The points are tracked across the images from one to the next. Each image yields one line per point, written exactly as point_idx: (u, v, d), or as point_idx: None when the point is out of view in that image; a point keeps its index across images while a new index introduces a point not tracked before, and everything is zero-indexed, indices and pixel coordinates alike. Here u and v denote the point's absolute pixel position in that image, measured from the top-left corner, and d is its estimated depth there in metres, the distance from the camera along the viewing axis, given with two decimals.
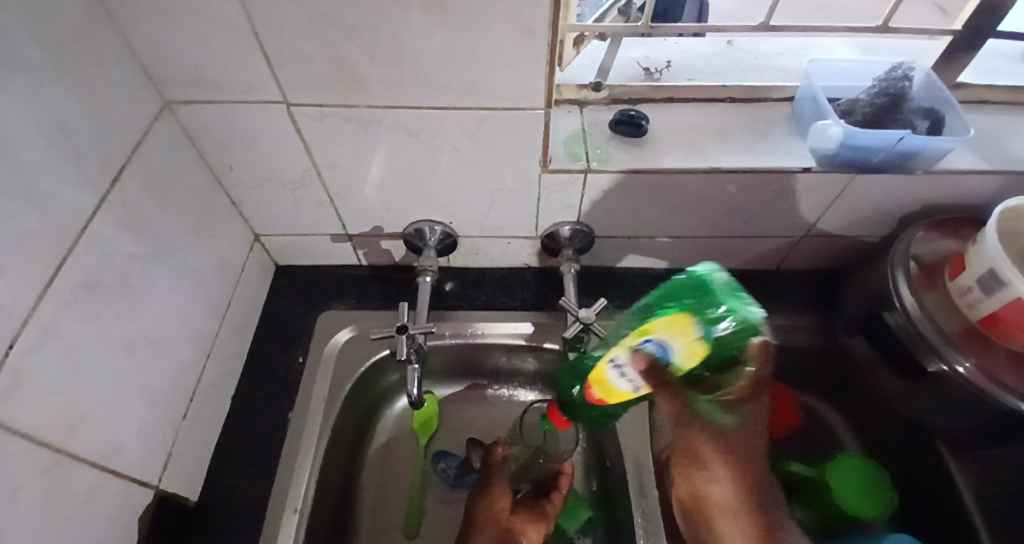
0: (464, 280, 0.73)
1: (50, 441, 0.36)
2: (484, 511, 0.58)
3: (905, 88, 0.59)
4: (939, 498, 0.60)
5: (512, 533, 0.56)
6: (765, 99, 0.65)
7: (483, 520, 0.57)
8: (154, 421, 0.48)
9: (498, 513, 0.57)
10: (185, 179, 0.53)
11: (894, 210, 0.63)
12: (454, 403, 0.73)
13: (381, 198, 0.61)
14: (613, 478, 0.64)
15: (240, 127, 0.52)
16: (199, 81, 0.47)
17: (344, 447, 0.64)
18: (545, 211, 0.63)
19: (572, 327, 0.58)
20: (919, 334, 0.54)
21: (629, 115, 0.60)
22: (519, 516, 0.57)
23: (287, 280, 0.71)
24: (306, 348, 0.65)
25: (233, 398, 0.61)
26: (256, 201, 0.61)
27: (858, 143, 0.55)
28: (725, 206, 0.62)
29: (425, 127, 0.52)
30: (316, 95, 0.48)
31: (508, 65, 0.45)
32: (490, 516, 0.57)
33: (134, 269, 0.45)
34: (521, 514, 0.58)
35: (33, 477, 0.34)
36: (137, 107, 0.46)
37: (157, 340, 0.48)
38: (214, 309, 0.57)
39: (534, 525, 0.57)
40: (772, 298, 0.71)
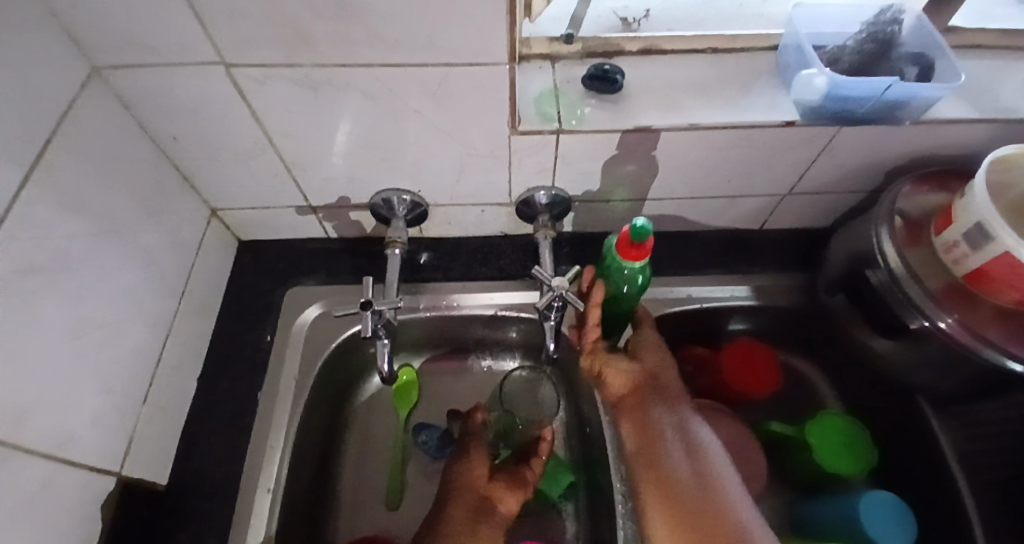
0: (437, 251, 0.70)
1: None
2: (461, 477, 0.57)
3: (894, 32, 0.56)
4: (919, 452, 0.60)
5: (491, 500, 0.55)
6: (747, 49, 0.61)
7: (461, 489, 0.55)
8: (110, 409, 0.46)
9: (475, 481, 0.56)
10: (125, 152, 0.49)
11: (880, 165, 0.60)
12: (433, 375, 0.72)
13: (343, 167, 0.58)
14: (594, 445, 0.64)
15: (180, 93, 0.48)
16: (127, 43, 0.43)
17: (320, 424, 0.63)
18: (517, 176, 0.60)
19: (545, 296, 0.56)
20: (902, 292, 0.53)
21: (603, 69, 0.55)
22: (497, 482, 0.56)
23: (253, 256, 0.69)
24: (274, 326, 0.63)
25: (200, 379, 0.59)
26: (210, 174, 0.58)
27: (844, 93, 0.52)
28: (705, 165, 0.59)
29: (381, 89, 0.48)
30: (259, 56, 0.44)
31: (465, 16, 0.41)
32: (467, 484, 0.56)
33: (75, 251, 0.42)
34: (499, 481, 0.56)
35: None
36: (60, 74, 0.41)
37: (106, 325, 0.46)
38: (171, 289, 0.55)
39: (513, 491, 0.55)
40: (753, 259, 0.70)
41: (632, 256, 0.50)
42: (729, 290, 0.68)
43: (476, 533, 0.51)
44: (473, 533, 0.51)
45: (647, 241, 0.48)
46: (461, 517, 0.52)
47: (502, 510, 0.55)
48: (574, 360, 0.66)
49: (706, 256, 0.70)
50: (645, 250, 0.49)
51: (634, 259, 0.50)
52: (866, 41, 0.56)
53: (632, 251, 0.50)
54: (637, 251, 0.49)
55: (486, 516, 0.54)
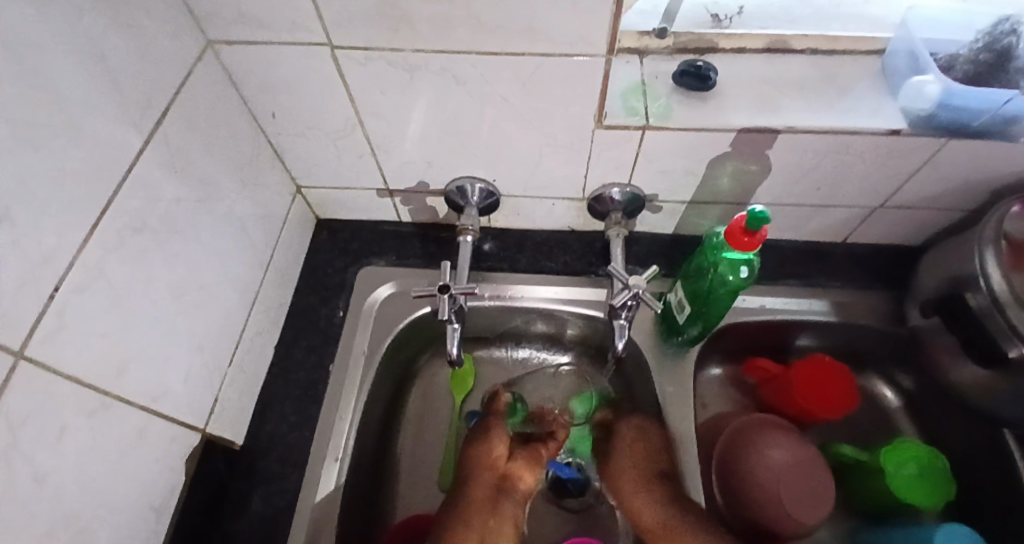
0: (505, 241, 0.71)
1: (96, 385, 0.36)
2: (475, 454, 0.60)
3: (1012, 43, 0.52)
4: (1002, 490, 0.55)
5: (509, 479, 0.58)
6: (849, 53, 0.58)
7: (478, 466, 0.58)
8: (200, 368, 0.48)
9: (494, 461, 0.59)
10: (228, 124, 0.51)
11: (989, 182, 0.56)
12: (493, 365, 0.72)
13: (425, 151, 0.58)
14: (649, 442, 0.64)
15: (283, 70, 0.50)
16: (243, 19, 0.45)
17: (383, 402, 0.64)
18: (595, 170, 0.59)
19: (621, 295, 0.55)
20: (1003, 316, 0.48)
21: (697, 66, 0.54)
22: (512, 462, 0.59)
23: (329, 233, 0.71)
24: (346, 302, 0.65)
25: (276, 347, 0.61)
26: (298, 151, 0.60)
27: (959, 103, 0.51)
28: (797, 170, 0.56)
29: (474, 74, 0.48)
30: (361, 36, 0.45)
31: (571, 3, 0.41)
32: (485, 462, 0.58)
33: (179, 214, 0.44)
34: (515, 461, 0.59)
35: (78, 421, 0.34)
36: (181, 46, 0.44)
37: (201, 287, 0.48)
38: (258, 259, 0.57)
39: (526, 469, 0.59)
40: (834, 274, 0.67)
41: (742, 245, 0.45)
42: (806, 303, 0.65)
43: (492, 511, 0.55)
44: (492, 510, 0.55)
45: (762, 230, 0.44)
46: (479, 496, 0.55)
47: (519, 487, 0.58)
48: (637, 362, 0.65)
49: (782, 266, 0.68)
50: (757, 240, 0.45)
51: (743, 249, 0.45)
52: (981, 50, 0.53)
53: (743, 240, 0.45)
54: (748, 240, 0.45)
55: (505, 494, 0.57)
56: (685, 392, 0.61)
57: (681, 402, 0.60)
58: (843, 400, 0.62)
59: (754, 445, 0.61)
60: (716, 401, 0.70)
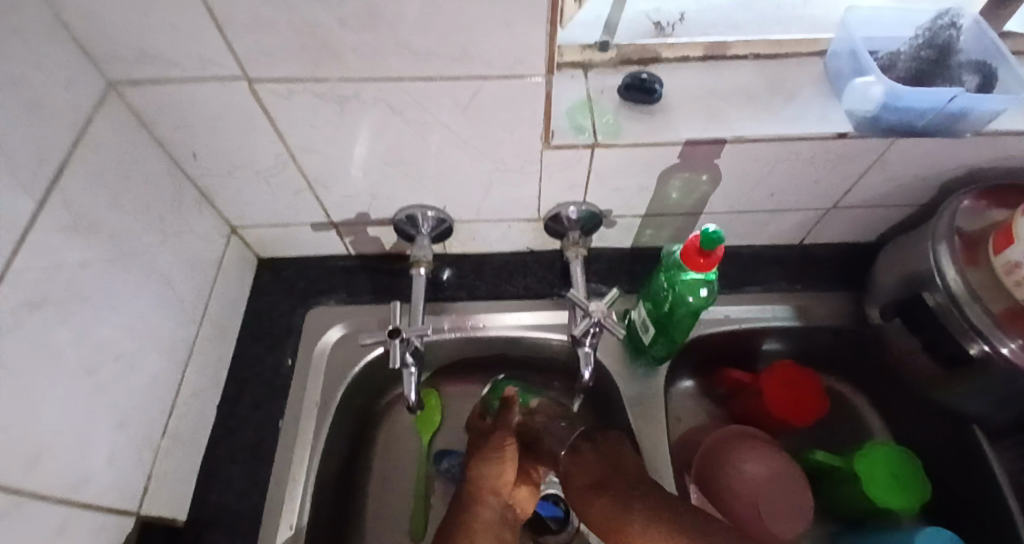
0: (462, 268, 0.68)
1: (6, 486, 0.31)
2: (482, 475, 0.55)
3: (952, 38, 0.52)
4: (974, 483, 0.56)
5: (513, 505, 0.56)
6: (791, 55, 0.58)
7: (484, 489, 0.55)
8: (126, 444, 0.44)
9: (500, 483, 0.55)
10: (142, 171, 0.47)
11: (933, 178, 0.57)
12: (458, 398, 0.69)
13: (366, 182, 0.55)
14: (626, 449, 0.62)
15: (200, 109, 0.46)
16: (146, 57, 0.41)
17: (342, 451, 0.60)
18: (547, 192, 0.57)
19: (582, 322, 0.54)
20: (961, 314, 0.49)
21: (640, 78, 0.53)
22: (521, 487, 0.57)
23: (272, 273, 0.66)
24: (294, 348, 0.61)
25: (219, 405, 0.57)
26: (228, 191, 0.56)
27: (903, 105, 0.49)
28: (748, 179, 0.56)
29: (409, 103, 0.45)
30: (283, 69, 0.42)
31: (504, 27, 0.38)
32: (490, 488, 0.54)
33: (89, 278, 0.40)
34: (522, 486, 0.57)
35: None
36: (76, 92, 0.39)
37: (121, 355, 0.43)
38: (189, 314, 0.53)
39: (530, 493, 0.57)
40: (793, 277, 0.67)
41: (699, 266, 0.44)
42: (768, 310, 0.65)
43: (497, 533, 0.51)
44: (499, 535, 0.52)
45: (718, 250, 0.43)
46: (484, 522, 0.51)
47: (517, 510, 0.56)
48: (606, 385, 0.63)
49: (743, 272, 0.67)
50: (713, 260, 0.44)
51: (700, 270, 0.45)
52: (924, 46, 0.52)
53: (700, 261, 0.44)
54: (705, 261, 0.44)
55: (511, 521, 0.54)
56: (657, 414, 0.59)
57: (653, 425, 0.58)
58: (811, 403, 0.62)
59: (728, 456, 0.60)
60: (689, 414, 0.69)
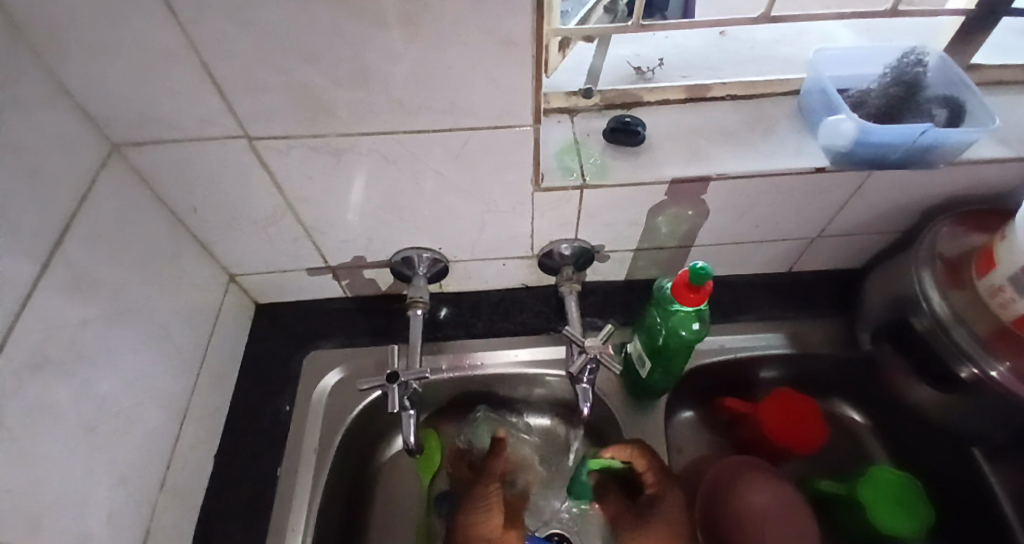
0: (459, 305, 0.69)
1: None
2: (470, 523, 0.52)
3: (920, 74, 0.55)
4: (977, 505, 0.56)
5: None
6: (767, 95, 0.61)
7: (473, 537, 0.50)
8: (125, 499, 0.43)
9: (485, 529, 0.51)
10: (143, 226, 0.48)
11: (912, 205, 0.59)
12: (458, 438, 0.68)
13: (363, 227, 0.56)
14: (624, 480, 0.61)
15: (199, 165, 0.48)
16: (149, 119, 0.42)
17: (341, 498, 0.59)
18: (539, 230, 0.59)
19: (578, 359, 0.55)
20: (949, 338, 0.50)
21: (624, 122, 0.55)
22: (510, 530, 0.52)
23: (269, 319, 0.67)
24: (292, 395, 0.61)
25: (216, 456, 0.56)
26: (227, 241, 0.57)
27: (875, 139, 0.51)
28: (733, 213, 0.58)
29: (403, 152, 0.47)
30: (280, 126, 0.44)
31: (491, 81, 0.41)
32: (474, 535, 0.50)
33: (88, 337, 0.40)
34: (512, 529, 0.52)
35: None
36: (79, 155, 0.41)
37: (120, 410, 0.43)
38: (187, 364, 0.53)
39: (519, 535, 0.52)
40: (784, 305, 0.68)
41: (690, 300, 0.45)
42: (762, 339, 0.65)
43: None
44: None
45: (707, 284, 0.44)
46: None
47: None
48: (607, 419, 0.63)
49: (736, 301, 0.68)
50: (703, 294, 0.45)
51: (690, 304, 0.46)
52: (891, 84, 0.55)
53: (690, 295, 0.45)
54: (695, 295, 0.45)
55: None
56: (658, 448, 0.59)
57: (656, 460, 0.58)
58: (796, 428, 0.62)
59: (728, 492, 0.59)
60: (691, 445, 0.68)
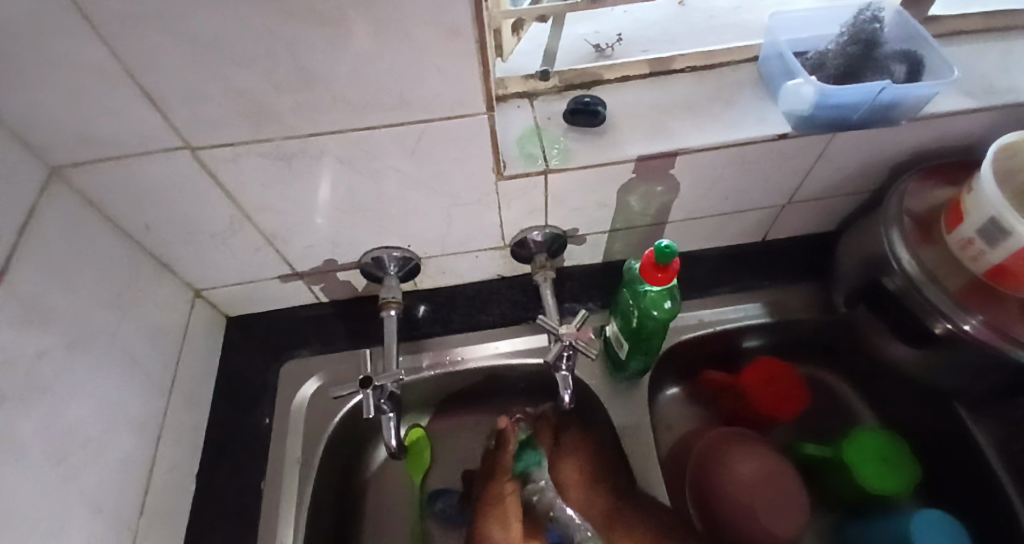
0: (435, 302, 0.68)
1: None
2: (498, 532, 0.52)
3: (876, 30, 0.54)
4: (960, 455, 0.57)
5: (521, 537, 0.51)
6: (728, 63, 0.60)
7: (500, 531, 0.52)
8: (103, 530, 0.42)
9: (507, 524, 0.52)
10: (95, 250, 0.46)
11: (880, 165, 0.58)
12: (447, 434, 0.68)
13: (328, 231, 0.55)
14: None
15: (146, 182, 0.46)
16: (85, 138, 0.41)
17: (330, 505, 0.59)
18: (508, 219, 0.58)
19: (554, 347, 0.54)
20: (921, 295, 0.50)
21: (584, 102, 0.54)
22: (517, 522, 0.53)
23: (243, 331, 0.66)
24: (272, 407, 0.60)
25: (198, 476, 0.56)
26: (189, 257, 0.55)
27: (835, 101, 0.50)
28: (701, 186, 0.57)
29: (356, 152, 0.46)
30: (225, 135, 0.42)
31: (438, 72, 0.39)
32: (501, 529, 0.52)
33: (46, 370, 0.39)
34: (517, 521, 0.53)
35: None
36: (16, 183, 0.39)
37: (89, 441, 0.42)
38: (157, 386, 0.52)
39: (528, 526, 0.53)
40: (761, 274, 0.68)
41: (657, 280, 0.45)
42: (741, 310, 0.65)
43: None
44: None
45: (673, 262, 0.44)
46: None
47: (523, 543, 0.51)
48: (592, 403, 0.63)
49: (713, 274, 0.68)
50: (670, 272, 0.44)
51: (658, 283, 0.45)
52: (848, 43, 0.54)
53: (657, 275, 0.44)
54: (662, 274, 0.44)
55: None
56: (643, 428, 0.59)
57: (642, 440, 0.58)
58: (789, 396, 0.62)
59: (717, 467, 0.59)
60: (678, 421, 0.68)
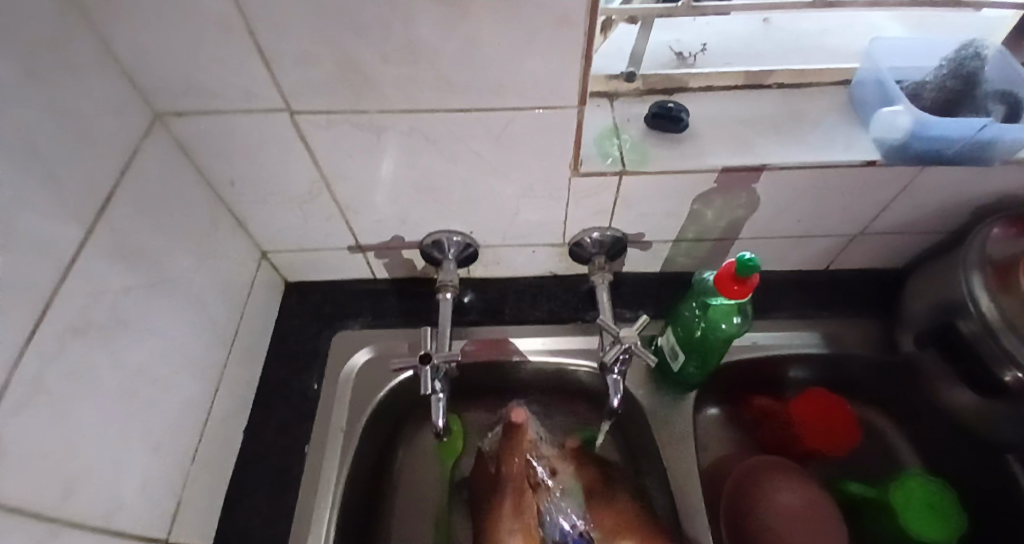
0: (486, 291, 0.68)
1: (47, 509, 0.31)
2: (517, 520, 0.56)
3: (978, 68, 0.52)
4: (1008, 512, 0.55)
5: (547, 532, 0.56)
6: (817, 84, 0.59)
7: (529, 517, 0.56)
8: (160, 467, 0.44)
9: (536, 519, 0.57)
10: (183, 199, 0.48)
11: (962, 205, 0.57)
12: (482, 424, 0.68)
13: (396, 207, 0.56)
14: (648, 473, 0.61)
15: (239, 139, 0.47)
16: (193, 89, 0.42)
17: (366, 477, 0.59)
18: (574, 217, 0.58)
19: (612, 349, 0.54)
20: (997, 342, 0.48)
21: (667, 108, 0.53)
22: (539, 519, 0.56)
23: (299, 297, 0.67)
24: (320, 373, 0.61)
25: (245, 430, 0.57)
26: (262, 217, 0.57)
27: (931, 132, 0.50)
28: (776, 206, 0.56)
29: (444, 133, 0.46)
30: (323, 102, 0.43)
31: (541, 60, 0.40)
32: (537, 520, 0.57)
33: (129, 305, 0.40)
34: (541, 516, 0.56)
35: None
36: (125, 125, 0.41)
37: (156, 380, 0.43)
38: (219, 337, 0.53)
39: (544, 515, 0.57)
40: (820, 303, 0.66)
41: (733, 292, 0.45)
42: (798, 337, 0.64)
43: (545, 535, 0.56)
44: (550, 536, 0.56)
45: (753, 277, 0.44)
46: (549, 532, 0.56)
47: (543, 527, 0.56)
48: (634, 411, 0.62)
49: (769, 297, 0.67)
50: (747, 287, 0.44)
51: (733, 296, 0.45)
52: (948, 77, 0.52)
53: (733, 287, 0.45)
54: (738, 287, 0.45)
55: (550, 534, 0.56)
56: (686, 443, 0.58)
57: (686, 456, 0.58)
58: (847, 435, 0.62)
59: (755, 493, 0.58)
60: (714, 442, 0.67)
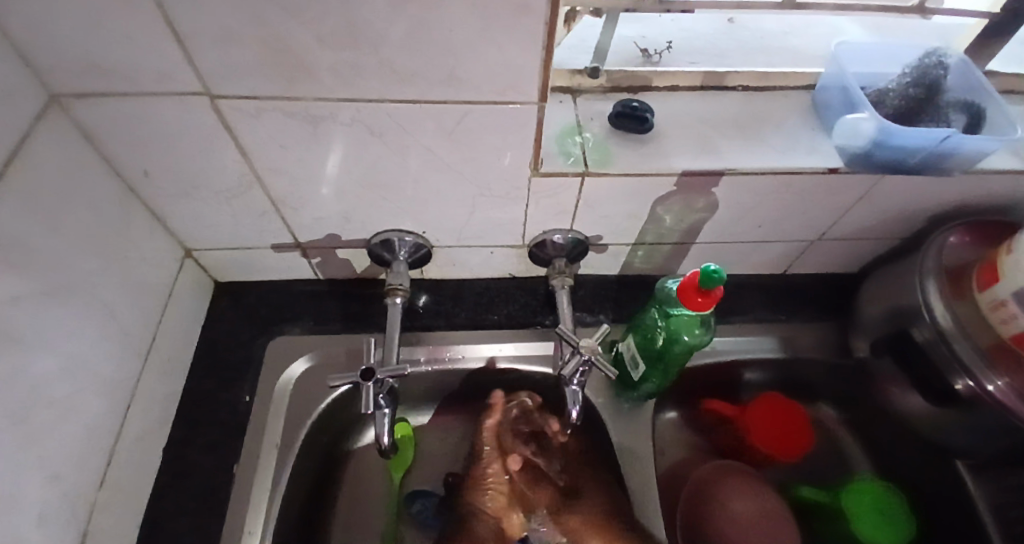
0: (440, 294, 0.64)
1: None
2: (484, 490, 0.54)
3: (940, 76, 0.52)
4: (954, 514, 0.57)
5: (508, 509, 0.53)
6: (778, 87, 0.58)
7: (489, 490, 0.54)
8: (60, 500, 0.38)
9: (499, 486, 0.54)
10: (87, 192, 0.42)
11: (917, 214, 0.57)
12: (433, 432, 0.65)
13: (338, 204, 0.51)
14: None
15: (153, 125, 0.41)
16: (94, 68, 0.36)
17: (303, 496, 0.55)
18: (533, 218, 0.54)
19: (572, 361, 0.51)
20: (949, 349, 0.50)
21: (631, 107, 0.51)
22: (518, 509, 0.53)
23: (231, 299, 0.62)
24: (254, 385, 0.56)
25: (166, 449, 0.52)
26: (187, 213, 0.51)
27: (894, 141, 0.49)
28: (736, 211, 0.55)
29: (389, 125, 0.42)
30: (251, 86, 0.38)
31: (497, 51, 0.36)
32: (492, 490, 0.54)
33: (19, 316, 0.35)
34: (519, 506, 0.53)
35: None
36: (12, 105, 0.34)
37: (54, 401, 0.38)
38: (134, 347, 0.47)
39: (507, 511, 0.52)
40: (776, 308, 0.66)
41: (695, 304, 0.43)
42: (755, 343, 0.64)
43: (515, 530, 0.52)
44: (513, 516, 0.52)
45: (716, 289, 0.42)
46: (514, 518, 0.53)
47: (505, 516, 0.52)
48: (592, 421, 0.61)
49: (727, 301, 0.67)
50: (710, 300, 0.43)
51: (696, 308, 0.43)
52: (911, 85, 0.52)
53: (696, 299, 0.43)
54: (701, 299, 0.43)
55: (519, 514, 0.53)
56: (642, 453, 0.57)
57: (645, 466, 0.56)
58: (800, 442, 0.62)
59: (710, 505, 0.58)
60: (671, 447, 0.65)
